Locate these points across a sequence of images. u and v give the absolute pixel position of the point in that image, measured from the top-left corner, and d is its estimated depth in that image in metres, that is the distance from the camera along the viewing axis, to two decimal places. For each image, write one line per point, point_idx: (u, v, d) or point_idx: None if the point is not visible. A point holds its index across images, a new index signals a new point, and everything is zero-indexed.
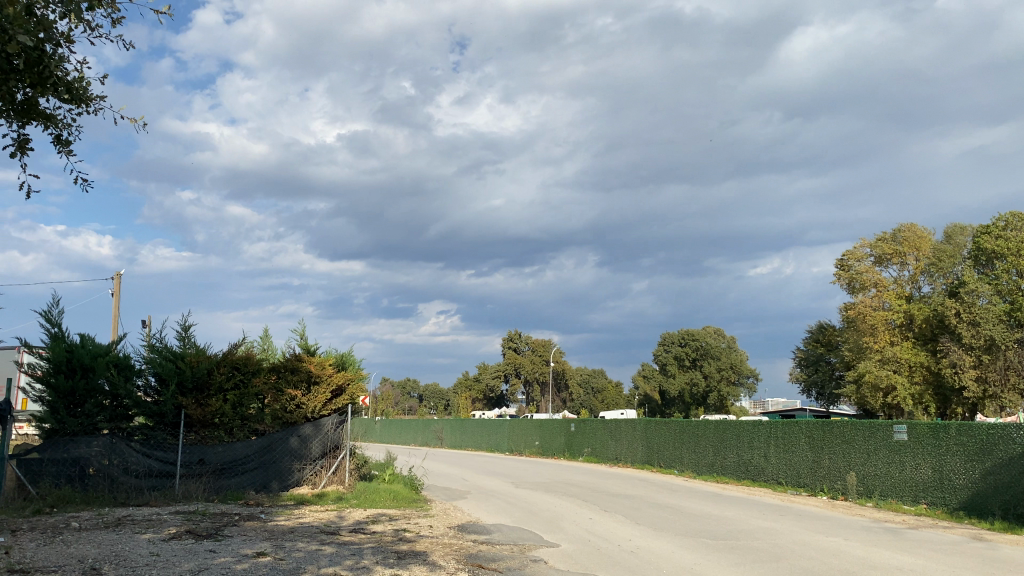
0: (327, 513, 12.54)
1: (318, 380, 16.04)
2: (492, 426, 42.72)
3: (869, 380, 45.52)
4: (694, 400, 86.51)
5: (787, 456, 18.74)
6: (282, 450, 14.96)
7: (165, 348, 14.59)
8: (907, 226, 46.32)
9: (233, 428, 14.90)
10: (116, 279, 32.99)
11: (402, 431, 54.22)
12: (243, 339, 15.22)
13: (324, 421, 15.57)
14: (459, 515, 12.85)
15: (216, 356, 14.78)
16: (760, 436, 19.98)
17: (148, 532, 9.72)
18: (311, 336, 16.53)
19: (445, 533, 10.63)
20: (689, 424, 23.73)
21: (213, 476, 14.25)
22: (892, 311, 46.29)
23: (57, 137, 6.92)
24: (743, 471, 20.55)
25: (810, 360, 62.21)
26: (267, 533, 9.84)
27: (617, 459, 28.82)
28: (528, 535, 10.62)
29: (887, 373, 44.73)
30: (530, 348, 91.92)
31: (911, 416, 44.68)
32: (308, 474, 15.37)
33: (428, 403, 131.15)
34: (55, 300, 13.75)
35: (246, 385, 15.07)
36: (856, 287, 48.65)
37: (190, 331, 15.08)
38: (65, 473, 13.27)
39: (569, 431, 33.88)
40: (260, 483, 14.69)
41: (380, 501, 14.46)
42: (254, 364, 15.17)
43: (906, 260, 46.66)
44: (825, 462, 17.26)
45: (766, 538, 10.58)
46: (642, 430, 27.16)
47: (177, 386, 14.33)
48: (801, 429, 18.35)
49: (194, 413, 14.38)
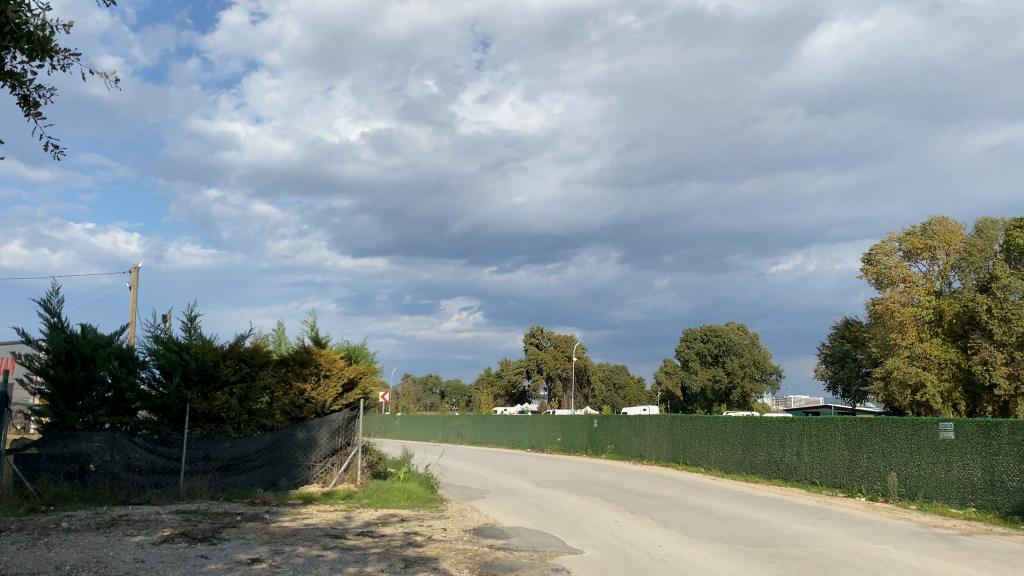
0: (334, 513, 11.84)
1: (328, 373, 15.31)
2: (513, 422, 42.00)
3: (898, 377, 44.47)
4: (718, 397, 85.41)
5: (822, 455, 17.82)
6: (290, 446, 14.28)
7: (170, 339, 13.96)
8: (937, 220, 45.17)
9: (240, 423, 14.22)
10: (132, 271, 32.58)
11: (422, 427, 53.68)
12: (250, 330, 14.52)
13: (335, 416, 14.87)
14: (474, 517, 12.09)
15: (222, 348, 14.11)
16: (793, 433, 19.06)
17: (140, 535, 9.04)
18: (322, 327, 15.80)
19: (460, 537, 9.87)
20: (717, 420, 22.83)
21: (219, 473, 13.62)
22: (920, 307, 44.93)
23: (23, 98, 6.24)
24: (775, 470, 19.62)
25: (837, 357, 60.91)
26: (266, 537, 9.13)
27: (641, 456, 27.97)
28: (548, 540, 9.82)
29: (916, 370, 43.59)
30: (552, 344, 91.16)
31: (938, 414, 43.60)
32: (318, 471, 14.72)
33: (450, 399, 130.86)
34: (54, 288, 13.11)
35: (253, 378, 14.39)
36: (884, 282, 47.35)
37: (196, 321, 14.43)
38: (65, 469, 12.67)
39: (592, 428, 33.09)
40: (269, 481, 14.06)
41: (393, 501, 13.75)
42: (262, 356, 14.48)
43: (936, 256, 45.37)
44: (863, 462, 16.34)
45: (808, 546, 9.71)
46: (667, 426, 26.28)
47: (182, 379, 13.71)
48: (837, 427, 17.42)
49: (200, 408, 13.72)
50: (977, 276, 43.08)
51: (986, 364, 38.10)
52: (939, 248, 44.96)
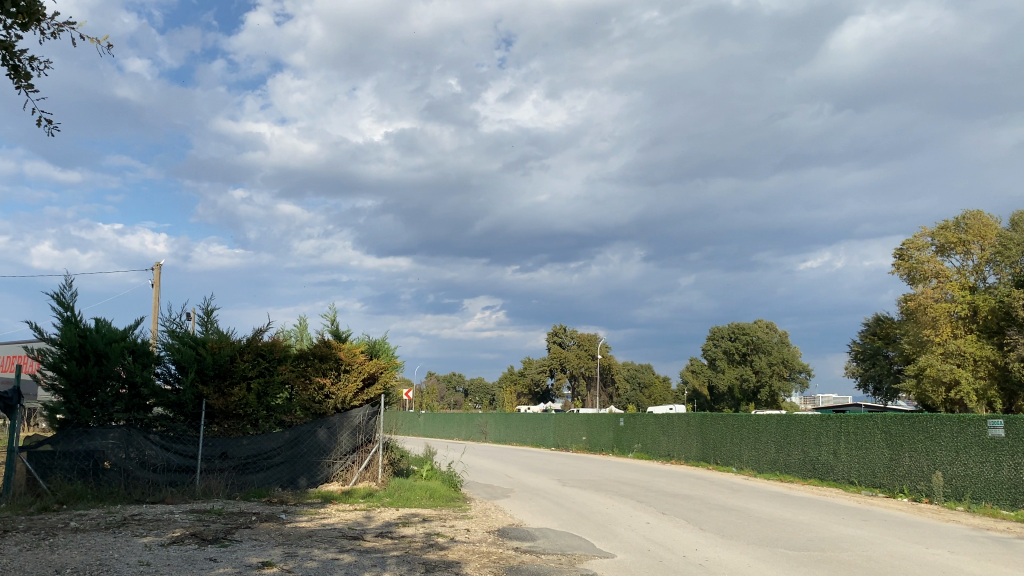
0: (354, 513, 11.39)
1: (348, 369, 14.86)
2: (537, 420, 41.49)
3: (930, 374, 43.37)
4: (745, 396, 84.18)
5: (861, 454, 17.12)
6: (310, 443, 13.87)
7: (186, 333, 13.61)
8: (971, 213, 44.07)
9: (258, 420, 13.80)
10: (155, 269, 32.41)
11: (445, 424, 53.33)
12: (268, 325, 14.11)
13: (354, 412, 14.41)
14: (499, 517, 11.58)
15: (239, 342, 13.69)
16: (830, 431, 18.37)
17: (149, 536, 8.63)
18: (342, 321, 15.36)
19: (484, 539, 9.36)
20: (749, 419, 22.16)
21: (236, 471, 13.23)
22: (955, 302, 43.73)
23: (12, 69, 5.84)
24: (810, 470, 18.92)
25: (867, 354, 59.70)
26: (281, 538, 8.71)
27: (670, 455, 27.31)
28: (577, 543, 9.29)
29: (950, 367, 42.39)
30: (575, 342, 90.47)
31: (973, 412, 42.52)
32: (338, 469, 14.27)
33: (473, 398, 130.58)
34: (67, 281, 12.78)
35: (272, 373, 13.97)
36: (916, 277, 46.20)
37: (212, 315, 14.05)
38: (78, 467, 12.33)
39: (617, 426, 32.48)
40: (287, 480, 13.65)
41: (415, 500, 13.28)
42: (280, 351, 14.05)
43: (970, 250, 44.29)
44: (904, 461, 15.65)
45: (854, 550, 9.09)
46: (697, 425, 25.62)
47: (197, 374, 13.33)
48: (877, 425, 16.74)
49: (216, 404, 13.31)
50: (1012, 270, 41.78)
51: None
52: (973, 242, 43.90)
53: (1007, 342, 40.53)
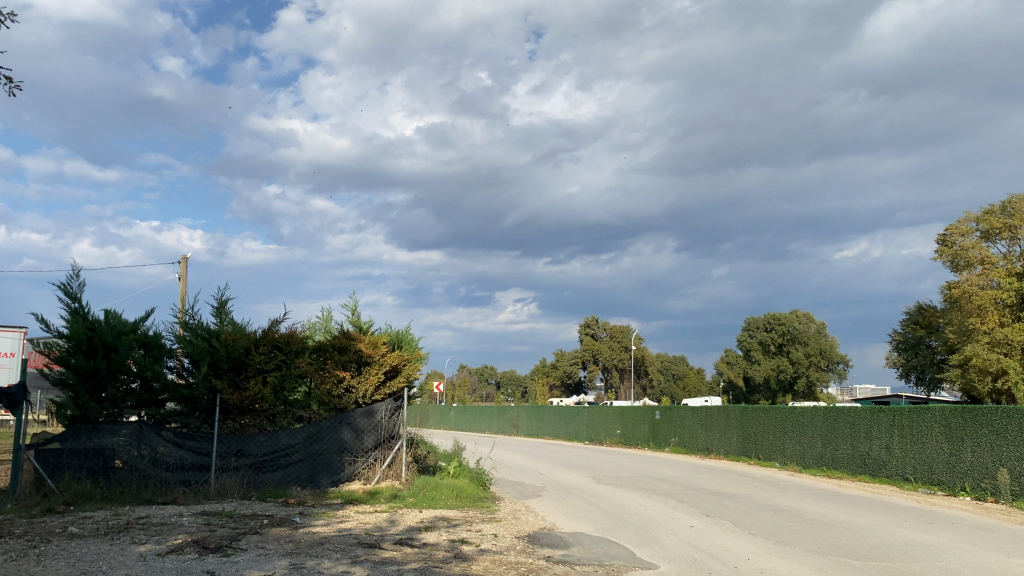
0: (374, 516, 10.62)
1: (369, 361, 14.12)
2: (570, 413, 40.64)
3: (976, 365, 41.72)
4: (781, 387, 82.15)
5: (916, 449, 16.05)
6: (330, 440, 13.14)
7: (201, 325, 12.96)
8: (1017, 197, 42.31)
9: (276, 415, 13.07)
10: (184, 261, 32.02)
11: (477, 417, 52.71)
12: (286, 315, 13.40)
13: (376, 407, 13.66)
14: (530, 520, 10.75)
15: (254, 334, 13.00)
16: (882, 425, 17.30)
17: (147, 544, 7.93)
18: (364, 312, 14.63)
19: (512, 548, 8.51)
20: (793, 412, 21.11)
21: (252, 470, 12.56)
22: (1001, 289, 41.92)
23: None
24: (860, 465, 17.86)
25: (909, 344, 57.90)
26: (290, 547, 7.98)
27: (709, 450, 26.28)
28: (616, 551, 8.44)
29: (997, 357, 40.92)
30: (608, 334, 89.34)
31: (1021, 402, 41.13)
32: (361, 467, 13.50)
33: (505, 390, 130.28)
34: (75, 271, 12.16)
35: (289, 366, 13.24)
36: (960, 264, 44.45)
37: (227, 306, 13.38)
38: (88, 465, 11.73)
39: (653, 420, 31.51)
40: (306, 479, 12.94)
41: (441, 500, 12.51)
42: (298, 343, 13.34)
43: (1017, 235, 42.52)
44: (966, 457, 14.56)
45: (927, 561, 8.08)
46: (737, 417, 24.59)
47: (211, 368, 12.65)
48: (935, 418, 15.66)
49: (231, 399, 12.62)
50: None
51: None
52: (1020, 227, 42.05)
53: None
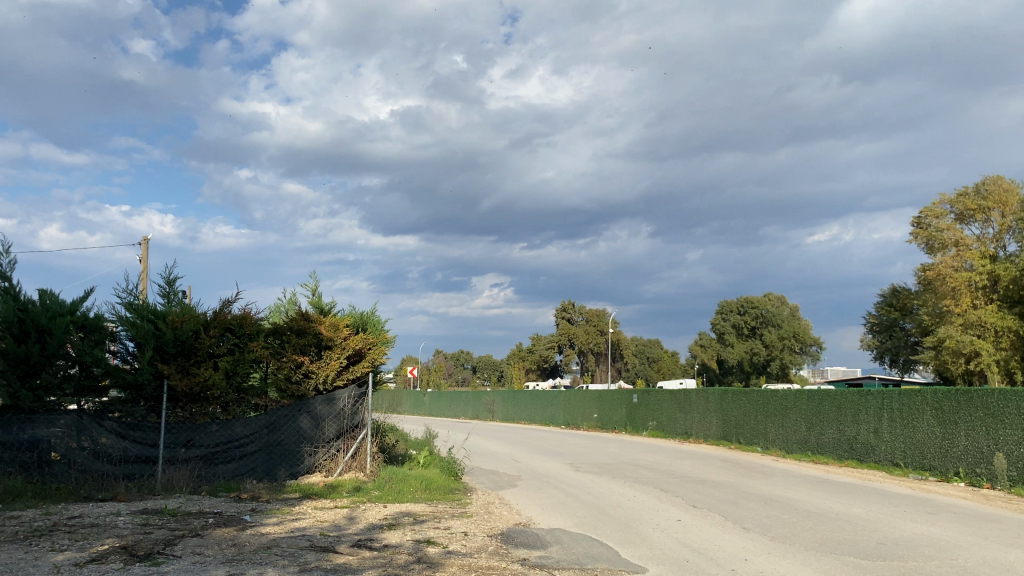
0: (333, 513, 9.73)
1: (330, 345, 13.05)
2: (546, 398, 39.91)
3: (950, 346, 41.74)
4: (755, 368, 82.45)
5: (907, 433, 15.40)
6: (289, 429, 12.20)
7: (146, 305, 11.94)
8: (991, 179, 42.11)
9: (228, 403, 12.11)
10: (144, 241, 30.56)
11: (452, 402, 51.83)
12: (238, 296, 12.40)
13: (337, 394, 12.64)
14: (504, 515, 9.91)
15: (204, 315, 11.99)
16: (870, 408, 16.65)
17: (68, 551, 6.98)
18: (325, 292, 13.65)
19: (483, 549, 7.63)
20: (776, 394, 20.45)
21: (203, 462, 11.65)
22: (975, 272, 41.82)
23: None
24: (847, 450, 17.21)
25: (883, 326, 57.77)
26: (232, 553, 7.04)
27: (688, 434, 25.64)
28: (599, 551, 7.59)
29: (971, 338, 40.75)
30: (584, 317, 88.71)
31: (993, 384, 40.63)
32: (322, 458, 12.55)
33: (482, 375, 129.67)
34: (5, 246, 11.08)
35: (243, 350, 12.24)
36: (935, 246, 44.08)
37: (175, 286, 12.39)
38: (21, 459, 10.72)
39: (631, 403, 30.82)
40: (262, 471, 12.02)
41: (408, 493, 11.64)
42: (253, 326, 12.33)
43: (989, 217, 42.23)
44: (960, 441, 13.93)
45: (940, 560, 7.29)
46: (717, 401, 23.91)
47: (156, 352, 11.63)
48: (927, 400, 15.03)
49: (178, 386, 11.61)
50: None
51: None
52: (993, 209, 41.85)
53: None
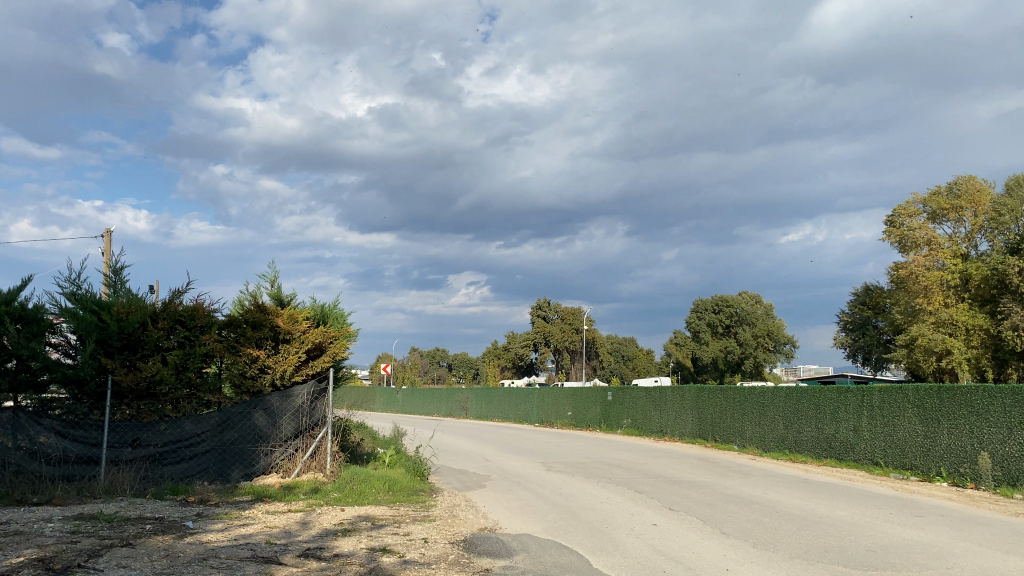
0: (285, 518, 9.06)
1: (288, 338, 12.36)
2: (520, 395, 39.37)
3: (922, 345, 41.61)
4: (729, 366, 82.50)
5: (888, 431, 14.98)
6: (242, 428, 11.51)
7: (90, 296, 11.18)
8: (964, 178, 42.07)
9: (178, 400, 11.37)
10: (106, 233, 29.59)
11: (424, 400, 51.10)
12: (190, 286, 11.71)
13: (295, 390, 11.96)
14: (469, 519, 9.31)
15: (152, 306, 11.26)
16: (849, 406, 16.23)
17: None
18: (283, 284, 12.95)
19: (442, 558, 7.01)
20: (753, 391, 20.02)
21: (150, 462, 10.93)
22: (946, 271, 41.73)
23: None
24: (825, 448, 16.78)
25: (856, 325, 57.84)
26: (163, 564, 6.38)
27: (663, 432, 25.17)
28: (568, 561, 7.00)
29: (942, 337, 40.60)
30: (559, 315, 88.31)
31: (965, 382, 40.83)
32: (279, 458, 11.85)
33: (458, 372, 128.99)
34: None
35: (194, 344, 11.51)
36: (907, 245, 44.17)
37: (122, 275, 11.65)
38: None
39: (605, 401, 30.32)
40: (214, 472, 11.32)
41: (370, 495, 11.00)
42: (204, 318, 11.60)
43: (962, 216, 42.25)
44: (942, 440, 13.52)
45: (936, 569, 6.75)
46: (693, 398, 23.47)
47: (99, 345, 10.88)
48: (908, 398, 14.62)
49: (124, 382, 10.86)
50: (1004, 236, 39.62)
51: (1016, 329, 36.27)
52: (966, 209, 41.79)
53: (1001, 311, 38.58)
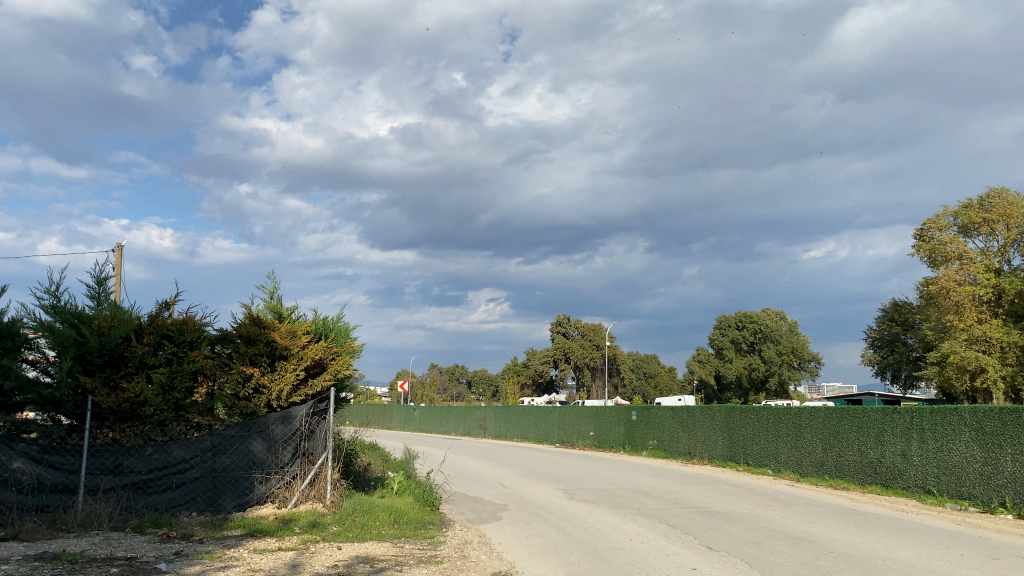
0: (272, 559, 7.99)
1: (285, 355, 11.36)
2: (540, 414, 38.20)
3: (954, 362, 39.59)
4: (752, 385, 80.78)
5: (941, 457, 13.72)
6: (235, 453, 10.51)
7: (71, 308, 10.23)
8: (996, 192, 40.58)
9: (166, 423, 10.36)
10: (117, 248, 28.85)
11: (442, 418, 50.06)
12: (179, 298, 10.76)
13: (294, 411, 10.95)
14: (480, 560, 8.24)
15: (136, 320, 10.31)
16: (897, 428, 14.98)
17: None
18: (284, 295, 11.99)
19: None
20: (789, 412, 18.78)
21: (132, 491, 9.97)
22: (979, 285, 40.00)
23: None
24: (870, 474, 15.53)
25: (885, 341, 56.15)
26: None
27: (692, 454, 23.90)
28: None
29: (976, 354, 38.89)
30: (580, 332, 87.01)
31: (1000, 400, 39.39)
32: (275, 487, 10.81)
33: (477, 390, 127.89)
34: None
35: (182, 361, 10.54)
36: (937, 260, 42.42)
37: (106, 286, 10.72)
38: None
39: (629, 421, 29.10)
40: (204, 502, 10.33)
41: (373, 529, 9.94)
42: (194, 332, 10.64)
43: (995, 230, 40.78)
44: (1006, 468, 12.26)
45: None
46: (723, 419, 22.24)
47: (77, 362, 9.93)
48: (965, 421, 13.37)
49: (104, 403, 9.88)
50: None
51: None
52: (998, 222, 40.37)
53: None
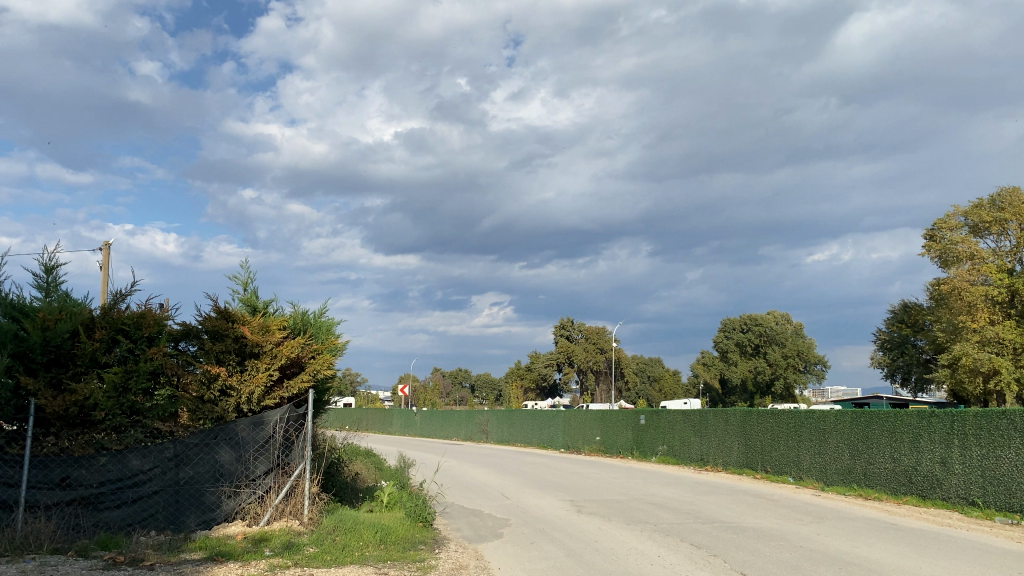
0: None
1: (256, 352, 10.17)
2: (545, 419, 36.88)
3: (966, 365, 38.35)
4: (758, 388, 79.48)
5: (987, 465, 12.45)
6: (199, 463, 9.29)
7: (12, 300, 8.98)
8: (1007, 190, 39.38)
9: (120, 429, 9.11)
10: (106, 247, 27.69)
11: (444, 422, 48.79)
12: (137, 288, 9.56)
13: (267, 416, 9.76)
14: None
15: (86, 313, 9.07)
16: (934, 433, 13.72)
17: None
18: (259, 287, 10.82)
19: None
20: (812, 416, 17.53)
21: (80, 507, 8.74)
22: (992, 286, 38.50)
23: None
24: (904, 483, 14.26)
25: (894, 343, 54.79)
26: None
27: (705, 461, 22.61)
28: None
29: (989, 357, 37.40)
30: (584, 335, 85.66)
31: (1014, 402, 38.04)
32: (245, 502, 9.58)
33: (479, 394, 126.45)
34: None
35: (139, 359, 9.33)
36: (948, 260, 40.86)
37: (55, 275, 9.48)
38: None
39: (637, 425, 27.84)
40: (164, 519, 9.09)
41: (355, 549, 8.71)
42: (153, 326, 9.44)
43: (1007, 229, 39.22)
44: None
45: None
46: (738, 423, 21.00)
47: (18, 360, 8.67)
48: (1014, 426, 12.10)
49: (47, 407, 8.60)
50: None
51: None
52: (1010, 221, 38.78)
53: None
